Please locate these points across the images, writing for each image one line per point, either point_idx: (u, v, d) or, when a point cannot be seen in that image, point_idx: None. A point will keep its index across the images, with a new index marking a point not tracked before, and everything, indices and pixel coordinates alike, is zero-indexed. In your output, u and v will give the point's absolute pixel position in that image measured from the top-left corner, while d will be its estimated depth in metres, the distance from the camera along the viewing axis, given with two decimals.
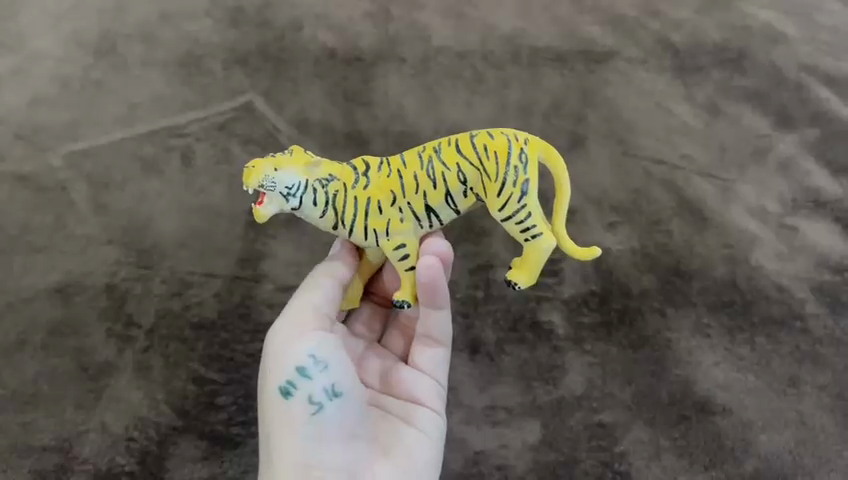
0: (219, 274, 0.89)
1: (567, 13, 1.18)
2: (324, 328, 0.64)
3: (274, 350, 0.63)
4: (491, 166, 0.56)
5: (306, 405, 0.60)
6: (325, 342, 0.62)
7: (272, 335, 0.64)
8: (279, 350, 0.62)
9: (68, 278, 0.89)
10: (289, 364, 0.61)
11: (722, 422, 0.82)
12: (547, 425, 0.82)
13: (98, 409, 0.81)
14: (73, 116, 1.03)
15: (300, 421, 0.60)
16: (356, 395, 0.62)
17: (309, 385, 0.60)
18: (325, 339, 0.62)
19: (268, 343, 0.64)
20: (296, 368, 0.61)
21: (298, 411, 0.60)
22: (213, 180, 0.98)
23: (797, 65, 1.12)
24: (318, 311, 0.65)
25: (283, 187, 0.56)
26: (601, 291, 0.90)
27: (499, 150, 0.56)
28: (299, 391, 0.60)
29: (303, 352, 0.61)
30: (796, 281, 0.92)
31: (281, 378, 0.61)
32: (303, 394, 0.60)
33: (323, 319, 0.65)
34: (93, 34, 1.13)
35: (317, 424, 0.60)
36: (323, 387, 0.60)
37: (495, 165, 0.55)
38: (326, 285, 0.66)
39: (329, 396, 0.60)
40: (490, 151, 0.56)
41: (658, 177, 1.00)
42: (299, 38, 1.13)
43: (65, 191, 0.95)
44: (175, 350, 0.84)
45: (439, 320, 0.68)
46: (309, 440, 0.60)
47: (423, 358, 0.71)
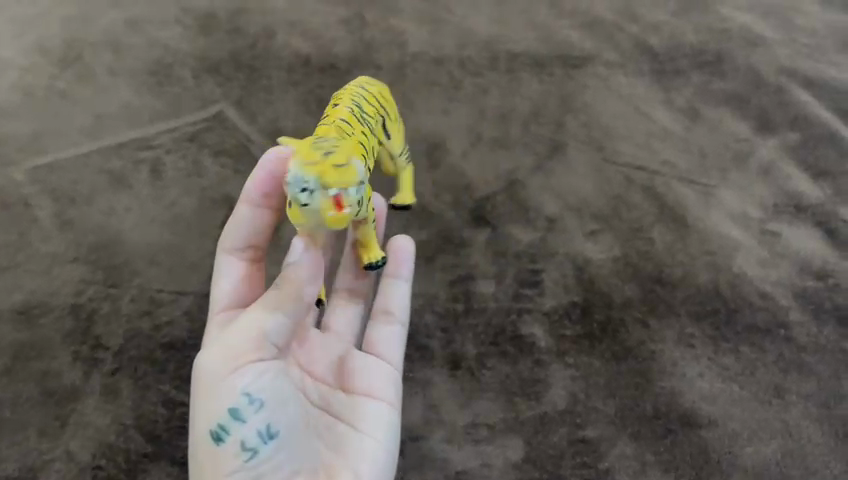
0: (190, 292, 0.87)
1: (544, 17, 1.16)
2: (261, 357, 0.59)
3: (202, 387, 0.59)
4: (386, 108, 0.72)
5: (240, 450, 0.58)
6: (260, 380, 0.58)
7: (198, 366, 0.59)
8: (209, 387, 0.58)
9: (32, 298, 0.85)
10: (220, 405, 0.58)
11: (708, 434, 0.81)
12: (530, 441, 0.80)
13: (64, 436, 0.78)
14: (37, 128, 0.99)
15: (233, 464, 0.58)
16: (294, 428, 0.60)
17: (241, 429, 0.58)
18: (261, 373, 0.58)
19: (196, 373, 0.60)
20: (228, 411, 0.58)
21: (231, 456, 0.58)
22: (184, 193, 0.95)
23: (776, 67, 1.11)
24: (261, 336, 0.58)
25: (361, 181, 0.56)
26: (582, 301, 0.89)
27: (381, 98, 0.72)
28: (231, 435, 0.58)
29: (236, 390, 0.58)
30: (779, 288, 0.91)
31: (212, 422, 0.58)
32: (235, 438, 0.58)
33: (266, 349, 0.59)
34: (57, 42, 1.09)
35: (249, 466, 0.58)
36: (257, 432, 0.58)
37: (387, 107, 0.73)
38: (273, 307, 0.58)
39: (264, 439, 0.58)
40: (377, 99, 0.72)
41: (638, 184, 0.99)
42: (271, 45, 1.10)
43: (29, 208, 0.92)
44: (145, 372, 0.82)
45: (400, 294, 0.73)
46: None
47: (378, 337, 0.71)
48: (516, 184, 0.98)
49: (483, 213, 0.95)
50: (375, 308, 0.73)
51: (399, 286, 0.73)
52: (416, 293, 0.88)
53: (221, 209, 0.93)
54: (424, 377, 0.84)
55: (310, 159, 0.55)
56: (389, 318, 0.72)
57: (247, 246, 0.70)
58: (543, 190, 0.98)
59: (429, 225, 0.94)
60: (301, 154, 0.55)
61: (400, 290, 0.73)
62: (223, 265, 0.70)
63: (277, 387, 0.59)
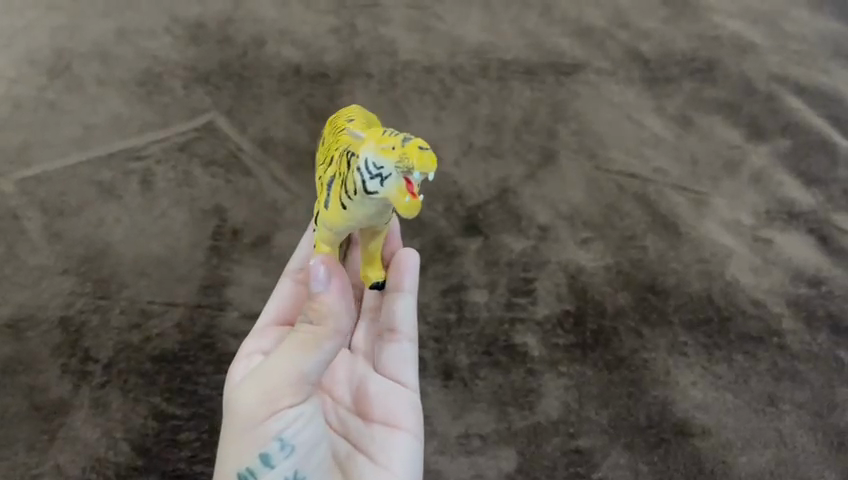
0: (180, 303, 0.86)
1: (535, 24, 1.16)
2: (298, 400, 0.56)
3: (236, 426, 0.57)
4: None
5: None
6: (294, 425, 0.57)
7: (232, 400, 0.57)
8: (241, 428, 0.57)
9: (20, 311, 0.85)
10: (251, 448, 0.57)
11: (701, 443, 0.81)
12: (523, 452, 0.80)
13: (52, 450, 0.77)
14: (25, 139, 0.99)
15: None
16: (320, 470, 0.59)
17: (268, 473, 0.57)
18: (297, 417, 0.57)
19: (227, 406, 0.58)
20: (258, 456, 0.57)
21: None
22: (175, 203, 0.94)
23: (766, 74, 1.12)
24: (300, 378, 0.56)
25: None
26: (575, 310, 0.89)
27: None
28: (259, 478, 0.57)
29: (269, 435, 0.56)
30: (772, 296, 0.91)
31: (241, 464, 0.57)
32: None
33: (304, 388, 0.56)
34: (46, 51, 1.08)
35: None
36: (284, 477, 0.57)
37: None
38: (312, 348, 0.55)
39: None
40: None
41: (630, 192, 0.99)
42: (262, 54, 1.10)
43: (17, 219, 0.91)
44: (135, 384, 0.81)
45: (401, 309, 0.71)
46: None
47: (388, 357, 0.71)
48: (508, 192, 0.98)
49: (475, 221, 0.95)
50: (383, 324, 0.72)
51: (404, 299, 0.71)
52: None
53: (212, 219, 0.93)
54: (417, 388, 0.83)
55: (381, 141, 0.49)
56: (396, 336, 0.71)
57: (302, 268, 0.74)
58: (535, 199, 0.98)
59: (421, 234, 0.93)
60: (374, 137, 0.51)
61: (404, 304, 0.71)
62: (279, 288, 0.74)
63: (310, 431, 0.58)
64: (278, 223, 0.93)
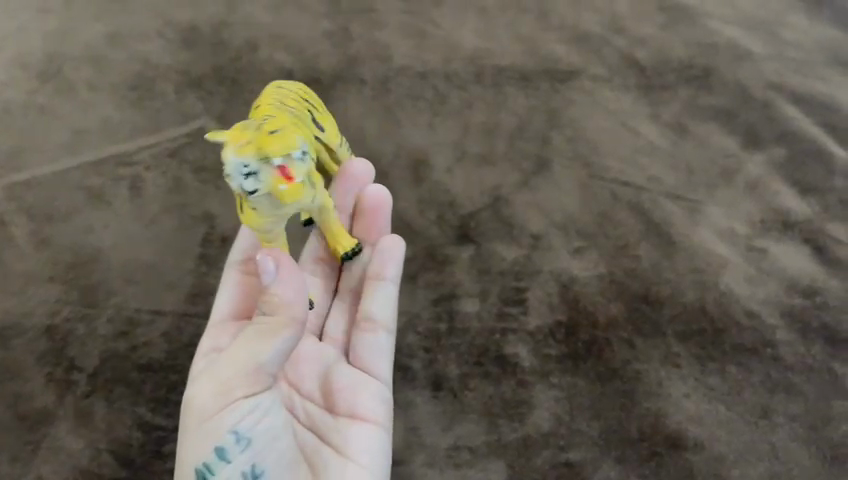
0: (168, 311, 0.85)
1: (531, 30, 1.15)
2: (253, 391, 0.60)
3: (195, 421, 0.61)
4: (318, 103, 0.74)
5: None
6: (248, 417, 0.60)
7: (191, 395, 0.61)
8: (201, 422, 0.61)
9: (6, 319, 0.84)
10: (208, 442, 0.60)
11: (694, 457, 0.80)
12: (513, 465, 0.79)
13: (36, 460, 0.76)
14: (15, 144, 0.98)
15: None
16: (279, 463, 0.62)
17: (226, 467, 0.60)
18: (250, 409, 0.60)
19: (189, 403, 0.62)
20: (215, 450, 0.60)
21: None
22: (164, 210, 0.93)
23: (763, 82, 1.11)
24: (256, 369, 0.59)
25: (299, 152, 0.59)
26: (567, 321, 0.88)
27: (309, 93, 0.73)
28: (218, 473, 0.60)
29: (227, 430, 0.60)
30: (766, 306, 0.90)
31: (199, 459, 0.60)
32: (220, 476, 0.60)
33: (258, 380, 0.60)
34: (37, 56, 1.07)
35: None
36: (242, 471, 0.60)
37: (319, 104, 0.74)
38: (266, 342, 0.58)
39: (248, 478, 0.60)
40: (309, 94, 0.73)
41: (624, 200, 0.98)
42: (255, 59, 1.09)
43: (6, 226, 0.91)
44: (121, 394, 0.80)
45: (378, 296, 0.73)
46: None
47: (363, 348, 0.72)
48: (501, 200, 0.97)
49: (467, 229, 0.94)
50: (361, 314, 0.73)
51: (385, 288, 0.74)
52: (398, 312, 0.88)
53: (201, 226, 0.92)
54: (405, 398, 0.82)
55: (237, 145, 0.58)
56: (372, 326, 0.73)
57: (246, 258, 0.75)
58: (528, 207, 0.97)
59: (412, 243, 0.93)
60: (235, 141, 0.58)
61: (383, 294, 0.73)
62: (226, 280, 0.75)
63: (264, 422, 0.61)
64: None
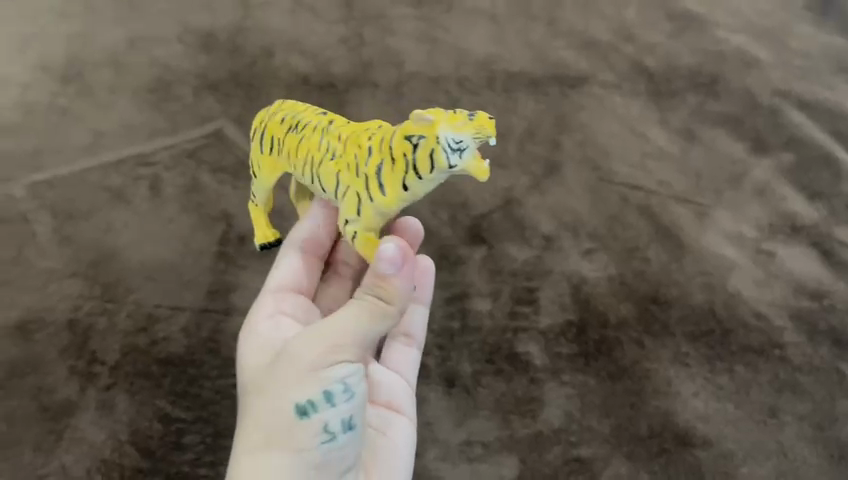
0: (186, 307, 0.87)
1: (541, 37, 1.17)
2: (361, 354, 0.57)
3: (297, 365, 0.56)
4: None
5: (320, 433, 0.55)
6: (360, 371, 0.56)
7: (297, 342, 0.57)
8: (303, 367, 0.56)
9: (28, 313, 0.86)
10: (316, 382, 0.55)
11: (702, 453, 0.82)
12: (525, 460, 0.81)
13: (58, 450, 0.78)
14: (36, 144, 1.00)
15: (307, 444, 0.55)
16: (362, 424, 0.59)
17: (330, 412, 0.55)
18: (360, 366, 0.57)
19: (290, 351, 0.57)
20: (323, 392, 0.55)
21: (310, 435, 0.55)
22: (182, 210, 0.95)
23: (770, 90, 1.12)
24: (367, 334, 0.56)
25: None
26: (578, 321, 0.89)
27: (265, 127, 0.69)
28: (318, 413, 0.55)
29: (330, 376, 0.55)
30: (773, 308, 0.91)
31: (303, 396, 0.55)
32: (319, 419, 0.55)
33: (366, 344, 0.57)
34: (57, 58, 1.09)
35: (320, 454, 0.56)
36: (341, 419, 0.56)
37: None
38: (377, 311, 0.56)
39: (344, 427, 0.56)
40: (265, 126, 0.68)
41: (634, 204, 0.99)
42: (271, 64, 1.11)
43: (28, 223, 0.93)
44: (141, 387, 0.82)
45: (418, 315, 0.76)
46: (305, 467, 0.56)
47: (397, 356, 0.75)
48: (512, 202, 0.99)
49: (480, 231, 0.96)
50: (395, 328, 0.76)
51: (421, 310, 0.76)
52: None
53: (219, 225, 0.94)
54: (420, 395, 0.84)
55: (399, 131, 0.52)
56: (411, 341, 0.76)
57: (309, 244, 0.74)
58: (539, 209, 0.98)
59: (426, 243, 0.94)
60: (436, 117, 0.51)
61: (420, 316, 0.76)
62: (282, 260, 0.73)
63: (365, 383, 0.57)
64: (284, 230, 0.93)
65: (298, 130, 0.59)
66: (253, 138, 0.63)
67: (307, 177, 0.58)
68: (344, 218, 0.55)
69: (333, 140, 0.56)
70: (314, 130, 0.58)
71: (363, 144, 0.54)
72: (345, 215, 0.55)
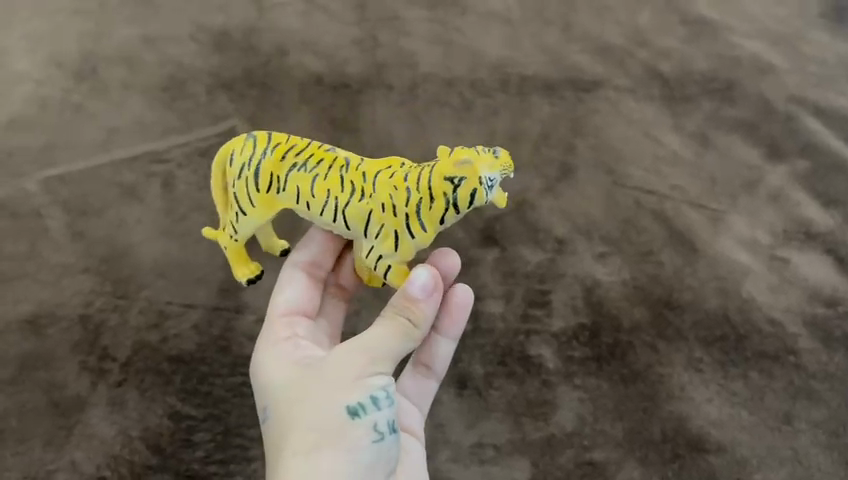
0: (197, 305, 0.87)
1: (555, 40, 1.16)
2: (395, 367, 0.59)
3: (340, 372, 0.57)
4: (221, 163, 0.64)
5: (371, 432, 0.56)
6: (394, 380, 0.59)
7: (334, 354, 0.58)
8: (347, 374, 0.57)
9: (41, 308, 0.86)
10: (364, 386, 0.56)
11: (715, 460, 0.82)
12: (537, 462, 0.82)
13: (68, 446, 0.79)
14: (50, 140, 1.00)
15: (361, 443, 0.56)
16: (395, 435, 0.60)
17: (378, 413, 0.56)
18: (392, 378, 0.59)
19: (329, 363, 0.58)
20: (371, 394, 0.56)
21: (362, 435, 0.56)
22: (195, 207, 0.95)
23: (785, 96, 1.11)
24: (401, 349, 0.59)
25: None
26: (591, 324, 0.89)
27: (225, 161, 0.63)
28: (369, 415, 0.56)
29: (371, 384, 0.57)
30: (789, 315, 0.91)
31: (353, 398, 0.56)
32: (369, 419, 0.56)
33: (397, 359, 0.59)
34: (71, 54, 1.09)
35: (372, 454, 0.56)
36: (387, 420, 0.57)
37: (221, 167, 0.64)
38: (404, 328, 0.58)
39: (390, 429, 0.57)
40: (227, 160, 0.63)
41: (647, 208, 0.99)
42: (284, 63, 1.10)
43: (41, 218, 0.93)
44: (152, 384, 0.82)
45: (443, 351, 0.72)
46: (360, 470, 0.56)
47: (412, 387, 0.73)
48: (526, 204, 0.98)
49: (492, 233, 0.95)
50: (417, 358, 0.73)
51: (445, 344, 0.71)
52: None
53: None
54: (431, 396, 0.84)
55: (435, 171, 0.56)
56: (429, 375, 0.73)
57: (315, 265, 0.72)
58: (552, 212, 0.98)
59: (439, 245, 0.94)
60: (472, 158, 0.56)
61: (443, 348, 0.71)
62: (287, 278, 0.71)
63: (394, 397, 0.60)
64: (296, 228, 0.93)
65: (311, 170, 0.58)
66: (243, 175, 0.60)
67: (329, 216, 0.58)
68: (380, 253, 0.58)
69: (360, 181, 0.58)
70: (332, 170, 0.58)
71: (395, 183, 0.57)
72: (381, 250, 0.58)
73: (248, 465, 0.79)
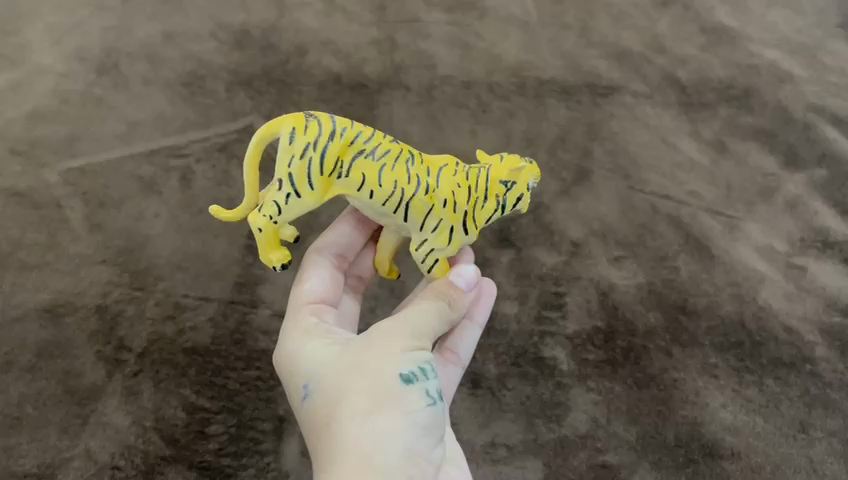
0: (213, 298, 0.87)
1: (573, 45, 1.16)
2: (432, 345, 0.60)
3: (386, 344, 0.57)
4: (271, 125, 0.56)
5: (424, 397, 0.56)
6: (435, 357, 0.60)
7: (375, 331, 0.59)
8: (394, 346, 0.57)
9: (58, 297, 0.87)
10: (412, 355, 0.57)
11: (730, 466, 0.81)
12: (550, 464, 0.81)
13: (84, 434, 0.80)
14: (71, 132, 1.01)
15: (416, 407, 0.55)
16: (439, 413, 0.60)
17: (428, 382, 0.56)
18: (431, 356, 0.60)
19: (370, 339, 0.58)
20: (419, 363, 0.57)
21: (416, 400, 0.55)
22: (212, 202, 0.96)
23: (804, 105, 1.11)
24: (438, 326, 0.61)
25: None
26: (606, 328, 0.89)
27: (282, 124, 0.56)
28: (420, 382, 0.56)
29: (418, 357, 0.57)
30: (805, 323, 0.90)
31: (404, 366, 0.56)
32: (421, 386, 0.56)
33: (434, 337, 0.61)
34: (93, 49, 1.10)
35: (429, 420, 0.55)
36: (436, 389, 0.57)
37: (271, 128, 0.56)
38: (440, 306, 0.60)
39: (440, 398, 0.57)
40: (285, 125, 0.55)
41: (664, 213, 0.98)
42: (303, 62, 1.11)
43: (61, 209, 0.94)
44: (167, 375, 0.83)
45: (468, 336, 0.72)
46: (418, 436, 0.54)
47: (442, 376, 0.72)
48: (541, 207, 0.98)
49: (508, 234, 0.95)
50: (443, 345, 0.72)
51: (472, 331, 0.72)
52: None
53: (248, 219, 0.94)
54: None
55: (491, 175, 0.62)
56: (456, 361, 0.72)
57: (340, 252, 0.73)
58: (568, 215, 0.98)
59: None
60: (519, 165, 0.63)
61: (470, 335, 0.72)
62: (312, 262, 0.71)
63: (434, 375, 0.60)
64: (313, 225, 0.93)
65: (378, 159, 0.57)
66: (308, 155, 0.55)
67: (391, 206, 0.58)
68: (431, 247, 0.61)
69: (424, 174, 0.58)
70: (398, 161, 0.57)
71: (457, 181, 0.60)
72: (433, 244, 0.61)
73: (260, 458, 0.79)
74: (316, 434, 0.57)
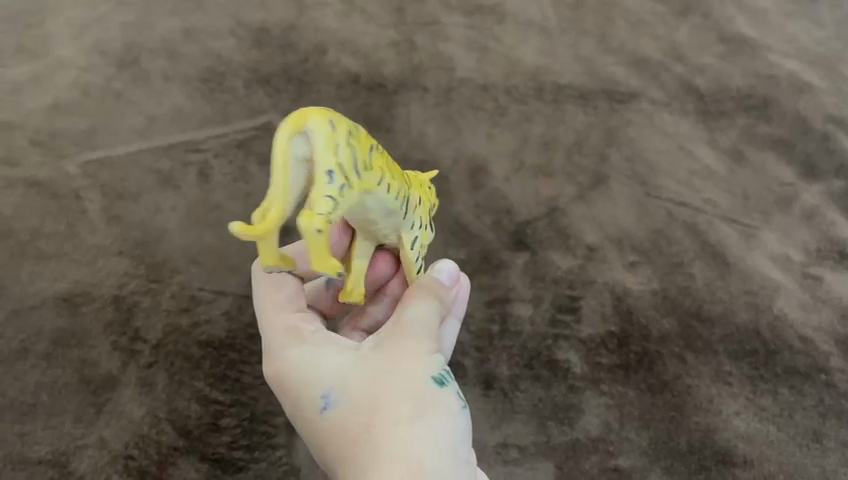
0: (228, 292, 0.88)
1: (592, 51, 1.16)
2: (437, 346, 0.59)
3: (408, 347, 0.55)
4: (306, 118, 0.44)
5: (457, 398, 0.55)
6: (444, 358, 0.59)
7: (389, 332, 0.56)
8: (415, 348, 0.55)
9: (76, 287, 0.88)
10: (434, 356, 0.56)
11: (742, 473, 0.82)
12: (562, 466, 0.82)
13: (98, 423, 0.80)
14: (91, 125, 1.02)
15: (454, 408, 0.54)
16: None
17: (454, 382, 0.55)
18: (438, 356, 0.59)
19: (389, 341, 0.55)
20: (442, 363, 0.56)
21: (452, 401, 0.54)
22: (229, 197, 0.96)
23: (823, 116, 1.10)
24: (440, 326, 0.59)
25: None
26: (619, 332, 0.89)
27: (323, 115, 0.45)
28: (449, 382, 0.55)
29: (439, 360, 0.56)
30: (821, 333, 0.90)
31: (432, 368, 0.54)
32: (452, 386, 0.55)
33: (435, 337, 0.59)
34: (114, 43, 1.11)
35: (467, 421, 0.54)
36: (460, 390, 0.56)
37: (308, 119, 0.44)
38: (436, 300, 0.59)
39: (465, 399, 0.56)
40: (324, 116, 0.45)
41: (680, 220, 0.98)
42: (322, 62, 1.11)
43: (79, 200, 0.94)
44: (181, 367, 0.83)
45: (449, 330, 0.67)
46: (460, 439, 0.53)
47: None
48: (557, 211, 0.98)
49: (523, 237, 0.96)
50: None
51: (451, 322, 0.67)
52: None
53: None
54: None
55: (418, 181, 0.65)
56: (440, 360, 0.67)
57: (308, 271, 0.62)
58: (584, 220, 0.98)
59: (469, 244, 0.95)
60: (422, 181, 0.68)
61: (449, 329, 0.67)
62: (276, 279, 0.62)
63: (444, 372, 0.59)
64: None
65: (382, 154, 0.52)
66: (349, 142, 0.46)
67: (398, 203, 0.53)
68: (422, 243, 0.59)
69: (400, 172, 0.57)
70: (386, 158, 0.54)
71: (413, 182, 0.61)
72: (423, 240, 0.59)
73: (272, 452, 0.79)
74: (346, 447, 0.52)
